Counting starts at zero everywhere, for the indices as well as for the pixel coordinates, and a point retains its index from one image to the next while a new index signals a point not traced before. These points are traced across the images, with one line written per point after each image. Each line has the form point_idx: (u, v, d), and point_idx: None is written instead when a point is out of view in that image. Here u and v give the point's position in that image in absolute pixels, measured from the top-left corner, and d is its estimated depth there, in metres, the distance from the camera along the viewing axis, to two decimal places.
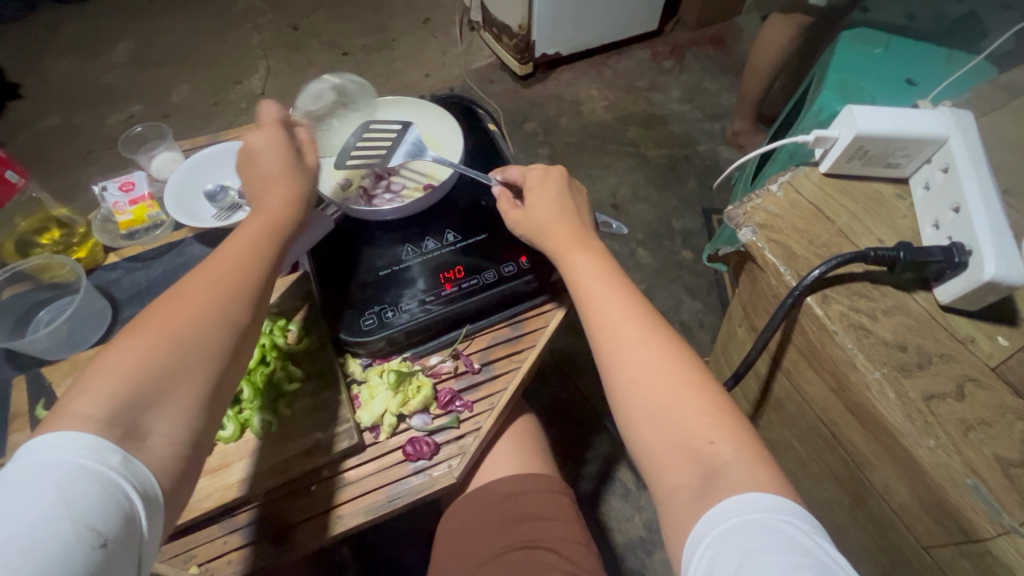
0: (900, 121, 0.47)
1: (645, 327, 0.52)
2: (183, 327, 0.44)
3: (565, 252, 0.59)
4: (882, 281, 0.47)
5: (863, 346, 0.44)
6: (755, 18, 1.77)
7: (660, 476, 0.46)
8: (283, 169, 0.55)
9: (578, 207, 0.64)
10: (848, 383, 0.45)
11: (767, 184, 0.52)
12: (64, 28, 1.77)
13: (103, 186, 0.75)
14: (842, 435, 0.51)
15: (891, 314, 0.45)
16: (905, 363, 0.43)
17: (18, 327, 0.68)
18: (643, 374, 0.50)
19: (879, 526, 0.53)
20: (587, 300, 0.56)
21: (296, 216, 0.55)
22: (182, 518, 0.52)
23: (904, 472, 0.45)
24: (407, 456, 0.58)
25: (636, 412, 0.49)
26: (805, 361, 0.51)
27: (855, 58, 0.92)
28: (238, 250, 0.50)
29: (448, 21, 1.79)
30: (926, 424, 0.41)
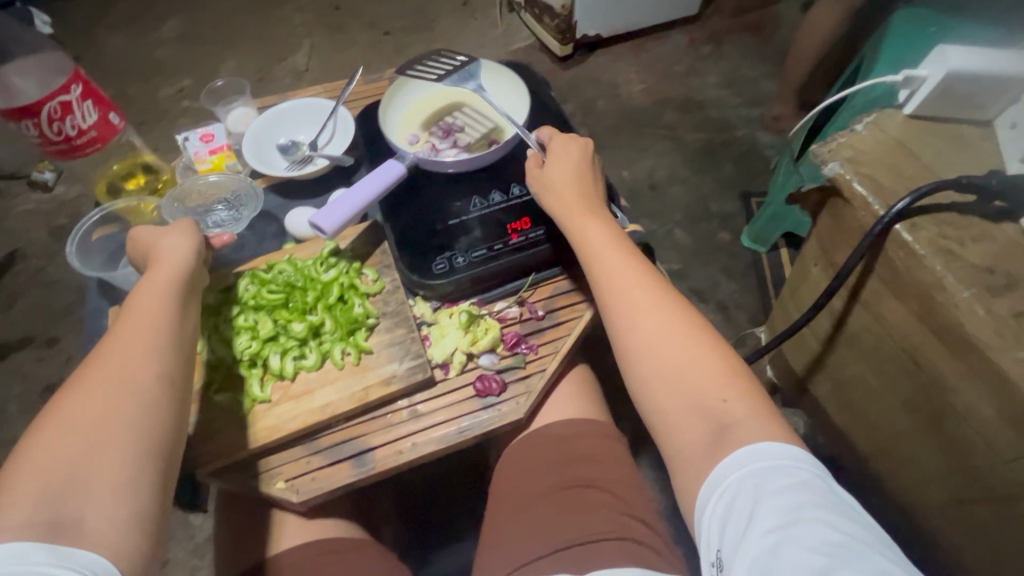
0: (992, 62, 0.48)
1: (655, 292, 0.52)
2: (90, 411, 0.44)
3: (576, 219, 0.58)
4: (971, 211, 0.48)
5: (953, 267, 0.45)
6: (796, 7, 1.76)
7: (672, 437, 0.46)
8: (167, 248, 0.57)
9: (591, 173, 0.63)
10: (935, 306, 0.47)
11: (853, 124, 0.54)
12: (117, 5, 1.83)
13: (186, 136, 0.80)
14: (921, 362, 0.51)
15: (979, 242, 0.47)
16: (994, 284, 0.45)
17: (111, 262, 0.72)
18: (655, 338, 0.49)
19: (954, 451, 0.53)
20: (597, 270, 0.55)
21: (189, 281, 0.56)
22: (271, 437, 0.56)
23: (988, 389, 0.45)
24: (477, 392, 0.61)
25: (646, 377, 0.49)
26: (887, 289, 0.52)
27: (911, 33, 0.88)
28: (133, 322, 0.50)
29: (487, 4, 1.81)
30: (1016, 338, 0.43)
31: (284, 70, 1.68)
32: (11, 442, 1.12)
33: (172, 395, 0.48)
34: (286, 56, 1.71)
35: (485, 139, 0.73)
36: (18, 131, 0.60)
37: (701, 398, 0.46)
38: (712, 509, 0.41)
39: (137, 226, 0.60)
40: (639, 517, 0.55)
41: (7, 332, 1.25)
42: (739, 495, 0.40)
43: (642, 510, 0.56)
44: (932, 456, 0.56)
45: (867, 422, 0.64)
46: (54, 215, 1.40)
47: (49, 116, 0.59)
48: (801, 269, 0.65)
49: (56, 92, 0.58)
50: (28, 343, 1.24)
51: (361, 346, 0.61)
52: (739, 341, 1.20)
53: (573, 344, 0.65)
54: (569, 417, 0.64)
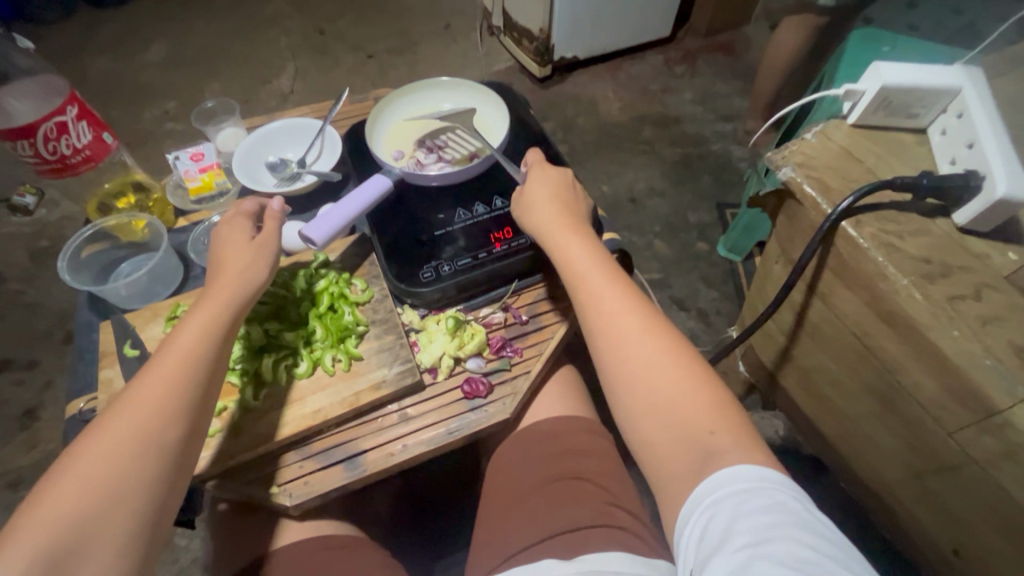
0: (925, 73, 0.50)
1: (646, 317, 0.51)
2: (103, 468, 0.43)
3: (563, 243, 0.58)
4: (907, 207, 0.50)
5: (893, 258, 0.48)
6: (763, 28, 1.85)
7: (656, 462, 0.45)
8: (244, 261, 0.57)
9: (576, 202, 0.63)
10: (881, 294, 0.50)
11: (801, 134, 0.56)
12: (102, 30, 1.85)
13: (176, 155, 0.81)
14: (875, 346, 0.54)
15: (917, 235, 0.49)
16: (929, 272, 0.47)
17: (102, 276, 0.74)
18: (644, 368, 0.48)
19: (909, 426, 0.56)
20: (585, 293, 0.54)
21: (241, 311, 0.55)
22: (265, 444, 0.57)
23: (934, 370, 0.48)
24: (465, 394, 0.63)
25: (633, 402, 0.47)
26: (840, 281, 0.55)
27: (865, 54, 0.94)
28: (168, 366, 0.49)
29: (468, 27, 1.88)
30: (949, 317, 0.45)
31: (271, 91, 1.71)
32: None
33: (185, 460, 0.47)
34: (272, 78, 1.74)
35: (468, 154, 0.76)
36: (13, 150, 0.60)
37: (688, 426, 0.45)
38: (690, 531, 0.40)
39: (229, 221, 0.61)
40: (625, 507, 0.57)
41: None
42: (715, 515, 0.39)
43: (627, 500, 0.58)
44: (892, 434, 0.59)
45: (835, 407, 0.66)
46: (36, 237, 1.40)
47: (45, 135, 0.60)
48: (768, 268, 0.68)
49: (53, 112, 0.60)
50: (9, 365, 1.22)
51: (351, 353, 0.63)
52: (718, 345, 1.24)
53: (556, 346, 0.68)
54: (554, 415, 0.66)
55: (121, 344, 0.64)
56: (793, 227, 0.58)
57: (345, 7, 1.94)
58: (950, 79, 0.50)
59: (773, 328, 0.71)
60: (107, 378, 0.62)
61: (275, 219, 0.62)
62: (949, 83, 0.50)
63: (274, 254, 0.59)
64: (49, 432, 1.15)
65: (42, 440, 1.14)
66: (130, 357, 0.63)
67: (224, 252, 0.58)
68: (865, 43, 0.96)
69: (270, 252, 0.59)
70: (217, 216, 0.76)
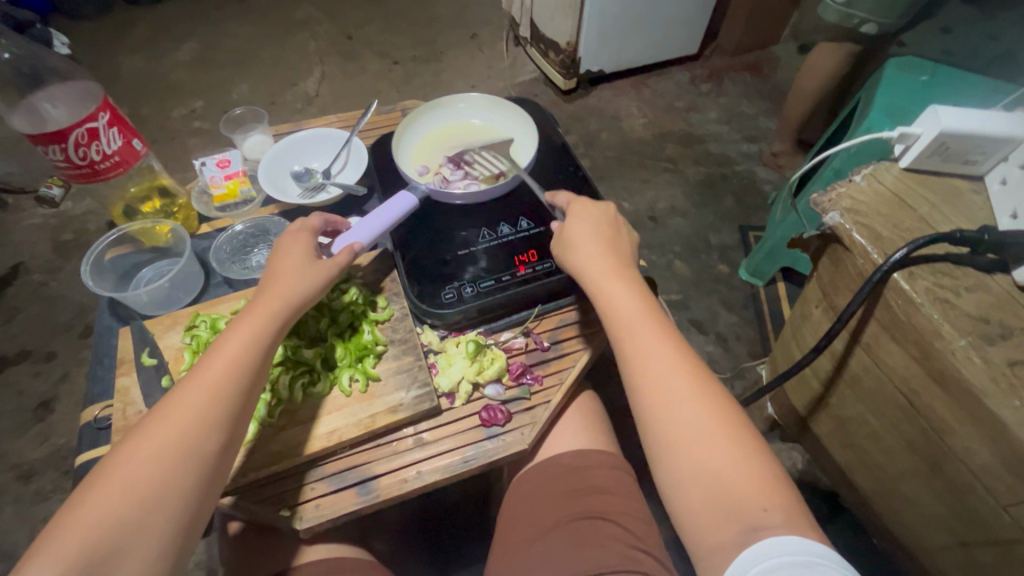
0: (987, 121, 0.47)
1: (693, 378, 0.47)
2: (143, 473, 0.43)
3: (607, 287, 0.54)
4: (964, 262, 0.48)
5: (948, 316, 0.45)
6: (792, 48, 1.82)
7: (699, 538, 0.42)
8: (300, 266, 0.56)
9: (622, 240, 0.59)
10: (932, 352, 0.47)
11: (850, 175, 0.54)
12: (134, 27, 1.88)
13: (202, 161, 0.81)
14: (921, 403, 0.51)
15: (974, 292, 0.47)
16: (987, 333, 0.45)
17: (122, 282, 0.74)
18: (693, 434, 0.45)
19: (953, 489, 0.53)
20: (628, 345, 0.50)
21: (287, 323, 0.54)
22: (278, 465, 0.56)
23: (986, 435, 0.46)
24: (483, 422, 0.61)
25: (677, 472, 0.44)
26: (886, 333, 0.52)
27: (905, 83, 0.90)
28: (214, 372, 0.48)
29: (494, 37, 1.87)
30: (1009, 385, 0.43)
31: (296, 94, 1.72)
32: (3, 458, 1.11)
33: (221, 471, 0.46)
34: (297, 81, 1.75)
35: (495, 170, 0.74)
36: (43, 155, 0.60)
37: (739, 502, 0.41)
38: None
39: (291, 231, 0.60)
40: (651, 552, 0.54)
41: (5, 345, 1.24)
42: None
43: (650, 542, 0.56)
44: (933, 496, 0.57)
45: (867, 456, 0.64)
46: (60, 229, 1.42)
47: (76, 141, 0.60)
48: (804, 309, 0.65)
49: (84, 120, 0.60)
50: (26, 357, 1.23)
51: (368, 374, 0.61)
52: (737, 372, 1.21)
53: (578, 374, 0.66)
54: (576, 449, 0.64)
55: (139, 352, 0.64)
56: (836, 271, 0.56)
57: (373, 13, 1.95)
58: (1014, 128, 0.48)
59: (807, 372, 0.68)
60: (123, 387, 0.61)
61: (346, 256, 0.59)
62: (1013, 132, 0.47)
63: (336, 267, 0.58)
64: (62, 426, 1.15)
65: (55, 433, 1.14)
66: (146, 366, 0.62)
67: (279, 259, 0.57)
68: (904, 71, 0.92)
69: (335, 265, 0.58)
70: (240, 224, 0.75)
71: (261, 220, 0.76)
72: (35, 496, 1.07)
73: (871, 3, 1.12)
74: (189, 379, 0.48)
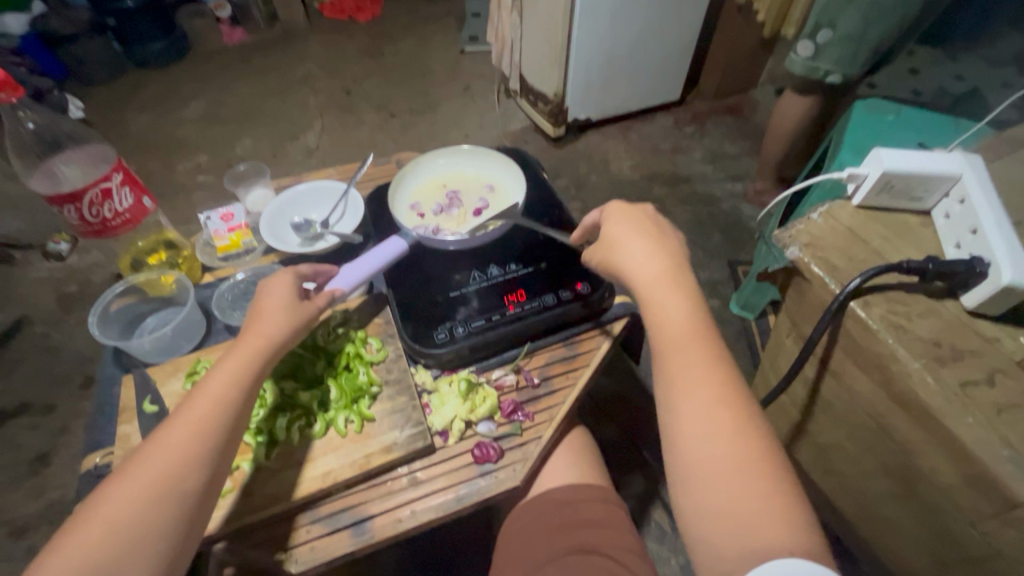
0: (926, 161, 0.51)
1: (724, 381, 0.47)
2: (122, 511, 0.44)
3: (655, 291, 0.53)
4: (916, 289, 0.50)
5: (903, 341, 0.47)
6: (770, 91, 1.92)
7: (703, 540, 0.42)
8: (283, 306, 0.60)
9: (674, 245, 0.58)
10: (893, 374, 0.49)
11: (808, 212, 0.57)
12: (145, 89, 1.99)
13: (207, 216, 0.86)
14: (890, 427, 0.53)
15: (926, 317, 0.48)
16: (940, 356, 0.46)
17: (127, 330, 0.77)
18: (718, 462, 0.43)
19: (930, 512, 0.54)
20: (672, 351, 0.50)
21: (270, 359, 0.57)
22: (272, 509, 0.57)
23: (949, 455, 0.47)
24: (476, 459, 0.62)
25: (690, 471, 0.44)
26: (851, 360, 0.54)
27: (870, 124, 0.97)
28: (198, 409, 0.51)
29: (486, 89, 1.98)
30: (963, 405, 0.44)
31: (297, 147, 1.81)
32: None
33: (204, 508, 0.48)
34: (299, 135, 1.84)
35: (471, 210, 0.81)
36: (58, 214, 0.64)
37: (750, 516, 0.40)
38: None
39: (276, 273, 0.64)
40: None
41: (7, 399, 1.26)
42: None
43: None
44: (915, 523, 0.57)
45: (852, 485, 0.64)
46: (65, 281, 1.46)
47: (90, 200, 0.64)
48: (778, 340, 0.68)
49: (99, 180, 0.64)
50: (26, 409, 1.24)
51: (363, 414, 0.63)
52: None
53: (568, 410, 0.68)
54: (567, 485, 0.65)
55: (141, 399, 0.66)
56: (802, 303, 0.58)
57: (371, 70, 2.07)
58: (951, 167, 0.51)
59: (786, 404, 0.70)
60: (124, 434, 0.63)
61: (325, 300, 0.64)
62: (951, 170, 0.50)
63: (314, 313, 0.62)
64: (58, 479, 1.15)
65: (50, 487, 1.14)
66: (147, 413, 0.64)
67: (262, 295, 0.61)
68: (869, 111, 0.98)
69: (311, 312, 0.61)
70: (241, 274, 0.79)
71: (262, 268, 0.79)
72: (28, 552, 1.06)
73: (835, 55, 1.17)
74: (177, 418, 0.50)
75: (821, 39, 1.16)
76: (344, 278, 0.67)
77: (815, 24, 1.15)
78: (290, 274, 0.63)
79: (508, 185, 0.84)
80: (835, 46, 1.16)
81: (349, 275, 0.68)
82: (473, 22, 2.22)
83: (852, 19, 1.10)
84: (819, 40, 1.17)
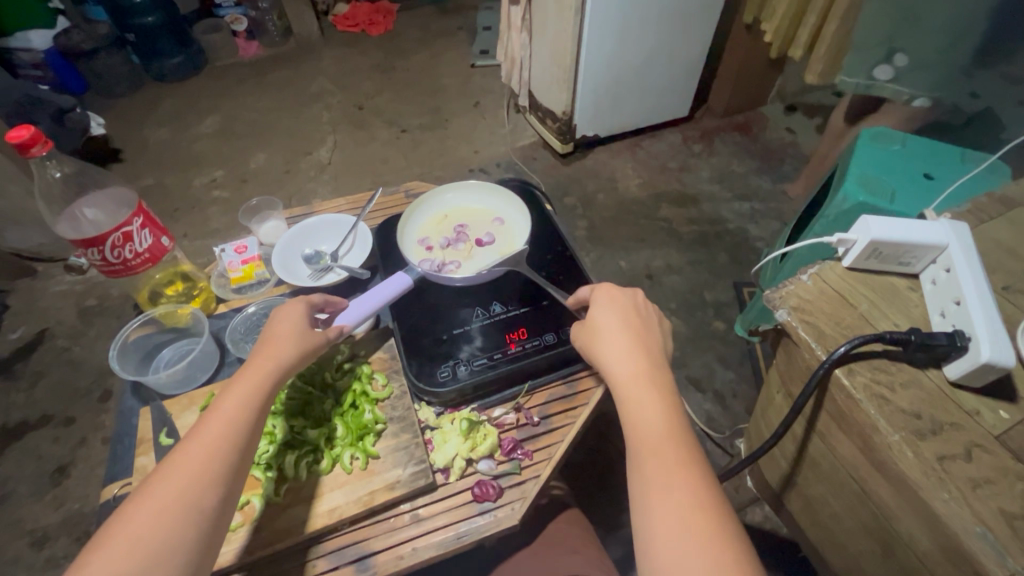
0: (912, 230, 0.52)
1: (692, 478, 0.48)
2: (145, 530, 0.46)
3: (633, 387, 0.57)
4: (899, 358, 0.51)
5: (884, 412, 0.48)
6: (779, 108, 1.92)
7: None
8: (291, 333, 0.62)
9: (655, 342, 0.62)
10: (875, 445, 0.50)
11: (798, 274, 0.59)
12: (164, 103, 2.04)
13: (222, 248, 0.89)
14: (872, 491, 0.54)
15: (908, 388, 0.50)
16: (920, 429, 0.47)
17: (144, 361, 0.80)
18: (688, 557, 0.44)
19: (909, 574, 0.55)
20: (645, 445, 0.52)
21: (280, 378, 0.60)
22: (282, 543, 0.60)
23: (927, 524, 0.48)
24: (475, 497, 0.65)
25: (655, 563, 0.45)
26: (836, 423, 0.56)
27: (875, 155, 0.96)
28: (213, 430, 0.53)
29: (496, 105, 2.00)
30: (940, 480, 0.45)
31: (310, 162, 1.84)
32: (19, 523, 1.15)
33: (222, 524, 0.50)
34: (312, 150, 1.88)
35: (472, 241, 0.84)
36: (83, 255, 0.68)
37: None
38: None
39: (285, 302, 0.66)
40: None
41: (29, 410, 1.30)
42: None
43: None
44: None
45: (836, 536, 0.66)
46: (85, 295, 1.50)
47: (112, 243, 0.68)
48: (769, 393, 0.70)
49: (121, 224, 0.68)
50: (47, 421, 1.29)
51: (368, 451, 0.66)
52: (735, 431, 1.22)
53: (565, 449, 0.69)
54: None
55: (158, 432, 0.69)
56: (791, 362, 0.60)
57: (383, 85, 2.10)
58: (937, 236, 0.52)
59: (778, 454, 0.72)
60: (141, 466, 0.66)
61: (336, 335, 0.66)
62: (937, 240, 0.52)
63: (323, 340, 0.64)
64: (76, 491, 1.19)
65: (69, 498, 1.18)
66: (163, 446, 0.67)
67: (272, 323, 0.63)
68: (876, 143, 0.98)
69: (320, 339, 0.64)
70: (253, 306, 0.82)
71: (272, 300, 0.82)
72: (48, 562, 1.10)
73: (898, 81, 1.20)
74: (192, 440, 0.52)
75: (897, 62, 1.21)
76: (353, 314, 0.69)
77: (889, 48, 1.21)
78: (298, 304, 0.66)
79: (513, 218, 0.86)
80: (913, 70, 1.20)
81: (353, 310, 0.70)
82: (484, 37, 2.24)
83: (926, 42, 1.16)
84: (895, 63, 1.22)
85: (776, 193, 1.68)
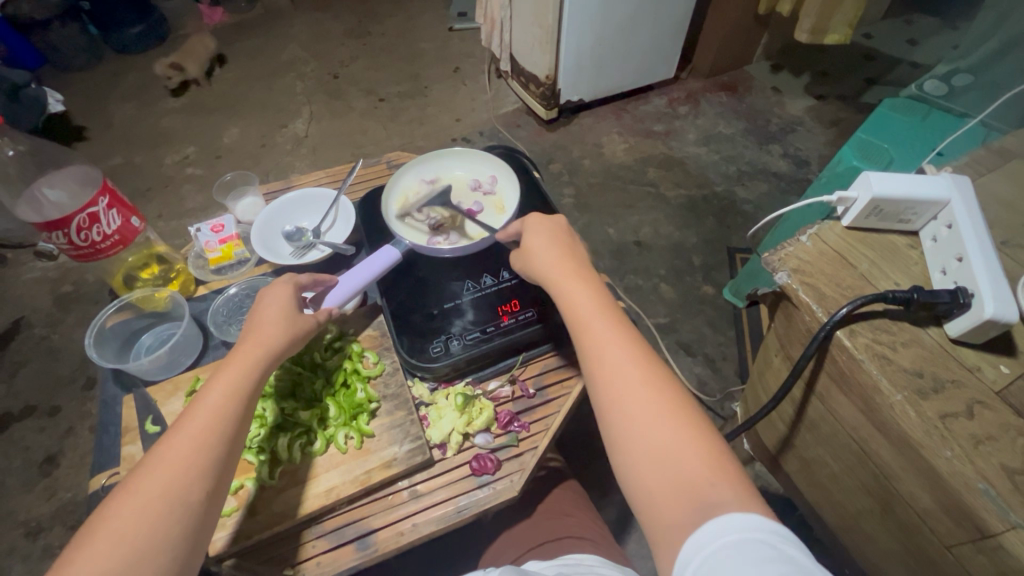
0: (914, 186, 0.51)
1: (636, 351, 0.49)
2: (128, 524, 0.45)
3: (567, 282, 0.57)
4: (900, 318, 0.51)
5: (887, 372, 0.48)
6: (765, 67, 1.88)
7: (646, 496, 0.43)
8: (280, 315, 0.60)
9: (578, 246, 0.63)
10: (877, 404, 0.50)
11: (797, 235, 0.57)
12: (125, 77, 1.92)
13: (197, 227, 0.85)
14: (871, 450, 0.55)
15: (910, 347, 0.50)
16: (922, 388, 0.47)
17: (124, 349, 0.77)
18: (644, 418, 0.45)
19: (906, 530, 0.56)
20: (585, 329, 0.52)
21: (268, 367, 0.57)
22: (278, 526, 0.59)
23: (926, 481, 0.49)
24: (474, 471, 0.64)
25: (615, 431, 0.46)
26: (837, 386, 0.56)
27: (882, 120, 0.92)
28: (197, 422, 0.51)
29: (476, 70, 1.93)
30: (942, 437, 0.45)
31: (286, 135, 1.77)
32: (9, 516, 1.13)
33: (210, 519, 0.48)
34: (287, 123, 1.80)
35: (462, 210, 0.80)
36: (47, 239, 0.64)
37: (682, 462, 0.42)
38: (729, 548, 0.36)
39: (269, 284, 0.64)
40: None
41: (10, 402, 1.27)
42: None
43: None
44: (889, 536, 0.60)
45: (832, 495, 0.67)
46: (59, 281, 1.45)
47: (78, 225, 0.64)
48: (767, 358, 0.70)
49: (86, 205, 0.64)
50: (30, 413, 1.25)
51: (363, 430, 0.64)
52: (726, 395, 1.23)
53: (562, 419, 0.69)
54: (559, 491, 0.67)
55: (143, 420, 0.67)
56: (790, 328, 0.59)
57: (357, 51, 2.01)
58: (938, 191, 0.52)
59: (776, 417, 0.72)
60: (129, 455, 0.64)
61: (325, 315, 0.64)
62: (938, 196, 0.51)
63: (312, 324, 0.62)
64: (66, 481, 1.17)
65: (60, 488, 1.16)
66: (150, 434, 0.66)
67: (259, 305, 0.61)
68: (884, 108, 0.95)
69: (309, 324, 0.62)
70: (234, 287, 0.79)
71: (254, 281, 0.79)
72: (43, 553, 1.09)
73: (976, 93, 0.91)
74: (177, 431, 0.50)
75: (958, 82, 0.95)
76: (343, 291, 0.68)
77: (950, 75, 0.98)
78: (285, 284, 0.63)
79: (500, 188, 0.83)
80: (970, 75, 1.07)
81: (336, 287, 0.68)
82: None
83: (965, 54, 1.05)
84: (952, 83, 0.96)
85: (763, 155, 1.66)
